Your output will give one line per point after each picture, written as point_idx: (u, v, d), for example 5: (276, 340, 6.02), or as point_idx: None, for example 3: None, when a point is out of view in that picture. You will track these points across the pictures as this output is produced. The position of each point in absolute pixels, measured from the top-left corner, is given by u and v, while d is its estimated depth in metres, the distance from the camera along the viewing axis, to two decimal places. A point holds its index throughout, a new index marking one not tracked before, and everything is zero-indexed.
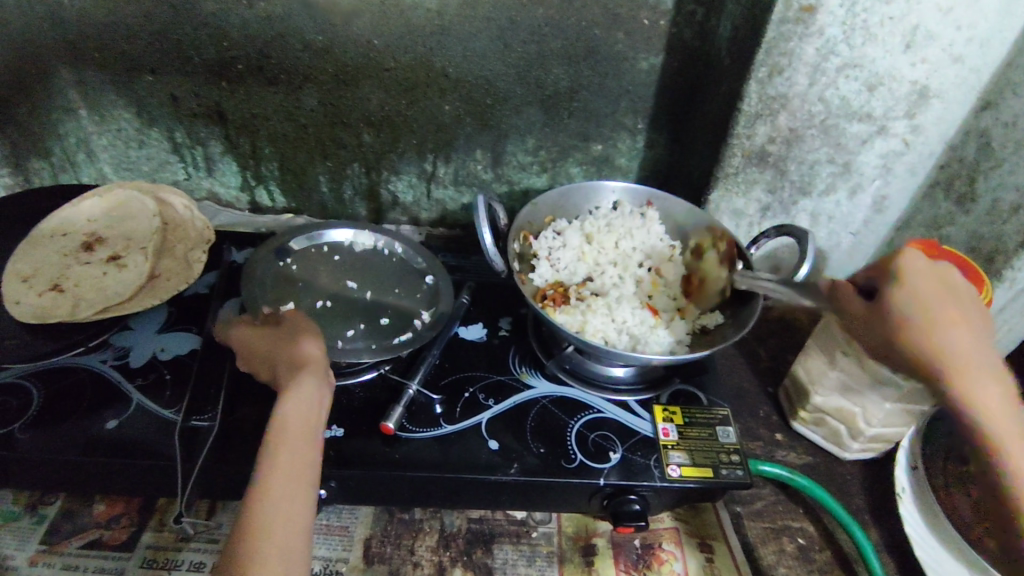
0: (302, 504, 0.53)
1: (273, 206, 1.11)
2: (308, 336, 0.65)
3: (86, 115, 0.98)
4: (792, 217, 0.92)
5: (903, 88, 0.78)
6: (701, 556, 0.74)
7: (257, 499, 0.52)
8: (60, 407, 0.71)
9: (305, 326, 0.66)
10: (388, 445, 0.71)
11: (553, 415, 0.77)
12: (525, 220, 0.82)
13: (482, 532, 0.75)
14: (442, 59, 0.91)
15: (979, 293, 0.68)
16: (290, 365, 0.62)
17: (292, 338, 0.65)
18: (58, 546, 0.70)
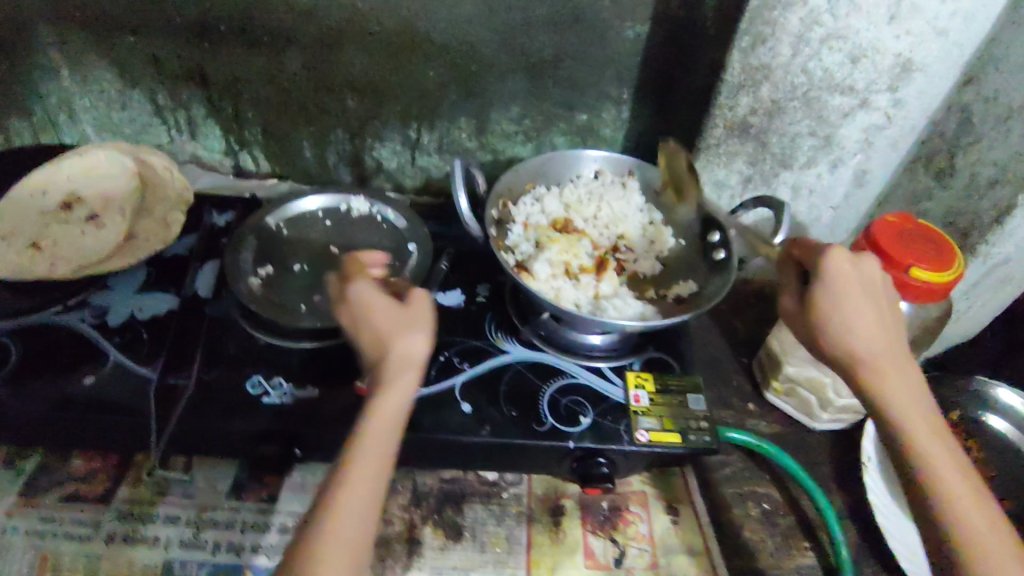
0: (363, 533, 0.52)
1: (257, 170, 1.10)
2: (418, 327, 0.58)
3: (67, 75, 0.97)
4: (773, 189, 0.91)
5: (887, 61, 0.77)
6: (667, 518, 0.78)
7: (323, 529, 0.51)
8: (38, 363, 0.71)
9: (417, 312, 0.59)
10: (362, 406, 0.72)
11: (527, 380, 0.77)
12: (504, 187, 0.83)
13: (453, 492, 0.77)
14: (427, 24, 0.90)
15: (947, 265, 0.70)
16: (387, 368, 0.56)
17: (394, 329, 0.57)
18: (36, 498, 0.72)
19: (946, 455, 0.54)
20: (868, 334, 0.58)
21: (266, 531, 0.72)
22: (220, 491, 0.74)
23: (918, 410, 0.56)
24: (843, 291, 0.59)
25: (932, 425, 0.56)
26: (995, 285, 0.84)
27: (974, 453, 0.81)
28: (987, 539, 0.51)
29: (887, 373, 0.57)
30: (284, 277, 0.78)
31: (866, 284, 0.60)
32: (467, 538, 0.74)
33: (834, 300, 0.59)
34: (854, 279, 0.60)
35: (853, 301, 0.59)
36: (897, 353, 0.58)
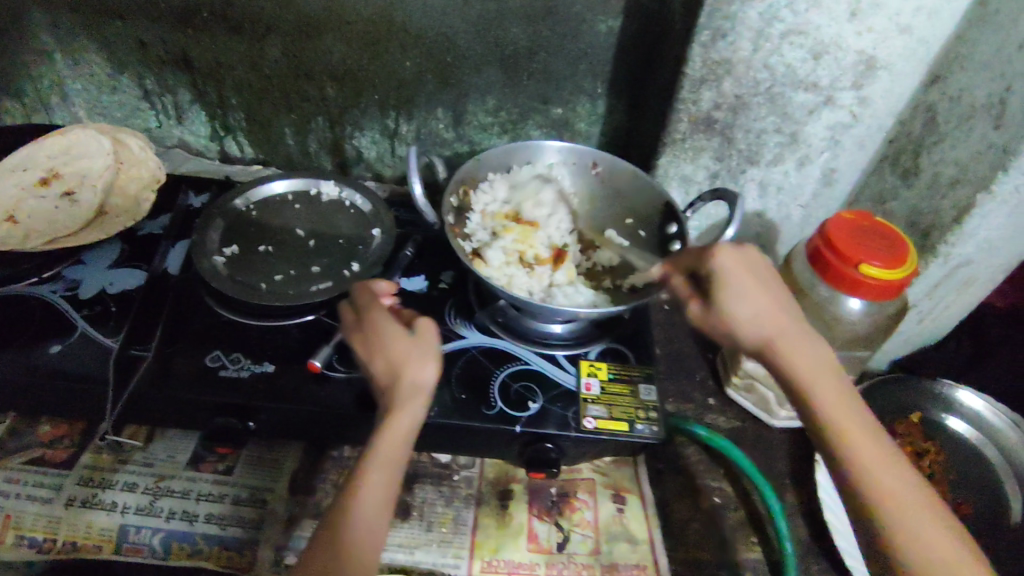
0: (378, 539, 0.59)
1: (242, 155, 1.13)
2: (428, 359, 0.63)
3: (59, 57, 1.00)
4: (741, 185, 0.92)
5: (849, 58, 0.77)
6: (612, 507, 0.77)
7: (348, 535, 0.57)
8: (9, 331, 0.74)
9: (428, 345, 0.65)
10: (316, 383, 0.74)
11: (480, 365, 0.79)
12: (468, 174, 0.84)
13: (405, 472, 0.79)
14: (402, 14, 0.92)
15: (901, 261, 0.70)
16: (398, 392, 0.61)
17: (407, 357, 0.63)
18: (3, 460, 0.75)
19: (861, 431, 0.56)
20: (772, 323, 0.61)
21: (219, 501, 0.74)
22: (178, 461, 0.76)
23: (831, 388, 0.58)
24: (738, 286, 0.62)
25: (848, 404, 0.58)
26: (958, 288, 0.83)
27: (931, 454, 0.81)
28: (903, 508, 0.53)
29: (796, 357, 0.59)
30: (247, 257, 0.81)
31: (754, 274, 0.63)
32: (415, 517, 0.75)
33: (734, 293, 0.62)
34: (749, 273, 0.63)
35: (747, 293, 0.62)
36: (802, 335, 0.60)
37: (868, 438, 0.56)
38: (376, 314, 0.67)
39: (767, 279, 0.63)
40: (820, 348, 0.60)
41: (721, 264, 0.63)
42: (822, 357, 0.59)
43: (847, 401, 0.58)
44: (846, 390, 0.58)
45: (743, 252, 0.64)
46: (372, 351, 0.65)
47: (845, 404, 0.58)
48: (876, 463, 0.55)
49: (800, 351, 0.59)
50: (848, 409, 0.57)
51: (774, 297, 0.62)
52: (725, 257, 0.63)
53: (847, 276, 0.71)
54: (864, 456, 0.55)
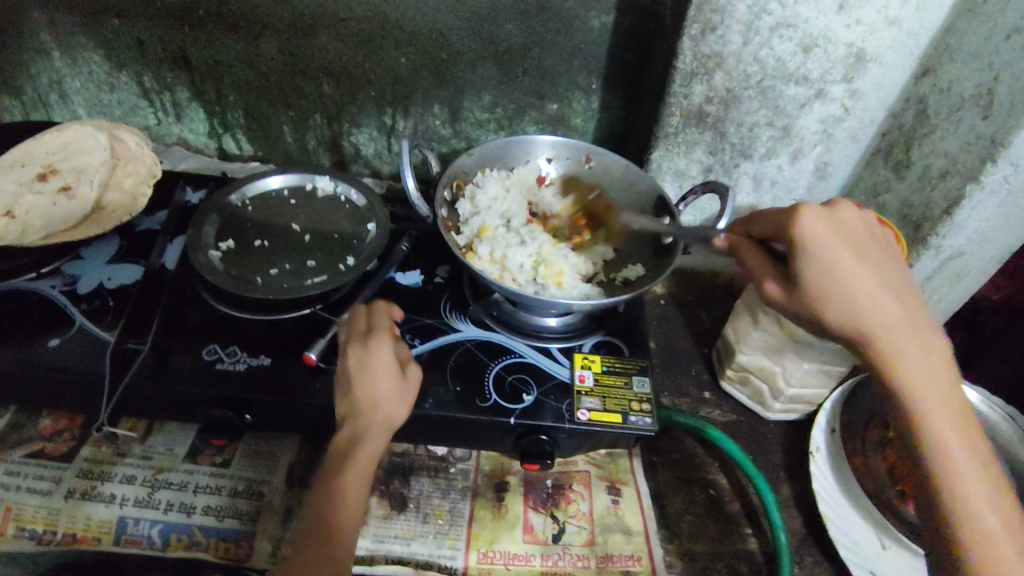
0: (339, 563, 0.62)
1: (241, 153, 1.14)
2: (403, 403, 0.70)
3: (58, 56, 1.01)
4: (734, 179, 0.92)
5: (839, 51, 0.77)
6: (607, 499, 0.77)
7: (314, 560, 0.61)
8: (7, 325, 0.75)
9: (407, 388, 0.71)
10: (313, 377, 0.75)
11: (475, 358, 0.79)
12: (459, 169, 0.84)
13: (402, 465, 0.79)
14: (396, 11, 0.93)
15: None
16: (372, 428, 0.67)
17: (389, 396, 0.69)
18: (3, 453, 0.75)
19: (943, 405, 0.57)
20: (865, 293, 0.60)
21: (217, 493, 0.75)
22: (176, 454, 0.77)
23: (923, 360, 0.58)
24: (834, 256, 0.62)
25: (936, 377, 0.58)
26: (950, 279, 0.84)
27: None
28: (977, 484, 0.54)
29: (885, 328, 0.59)
30: (243, 252, 0.81)
31: (854, 245, 0.62)
32: (411, 509, 0.76)
33: (821, 258, 0.62)
34: (840, 242, 0.63)
35: (845, 262, 0.61)
36: (899, 311, 0.60)
37: (951, 415, 0.57)
38: (372, 342, 0.73)
39: (867, 246, 0.63)
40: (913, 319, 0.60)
41: (809, 227, 0.63)
42: (915, 329, 0.59)
43: (937, 376, 0.58)
44: (937, 365, 0.58)
45: (851, 219, 0.65)
46: (358, 375, 0.70)
47: (932, 377, 0.58)
48: (952, 441, 0.56)
49: (889, 323, 0.59)
50: (936, 383, 0.57)
51: (866, 268, 0.61)
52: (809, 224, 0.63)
53: None
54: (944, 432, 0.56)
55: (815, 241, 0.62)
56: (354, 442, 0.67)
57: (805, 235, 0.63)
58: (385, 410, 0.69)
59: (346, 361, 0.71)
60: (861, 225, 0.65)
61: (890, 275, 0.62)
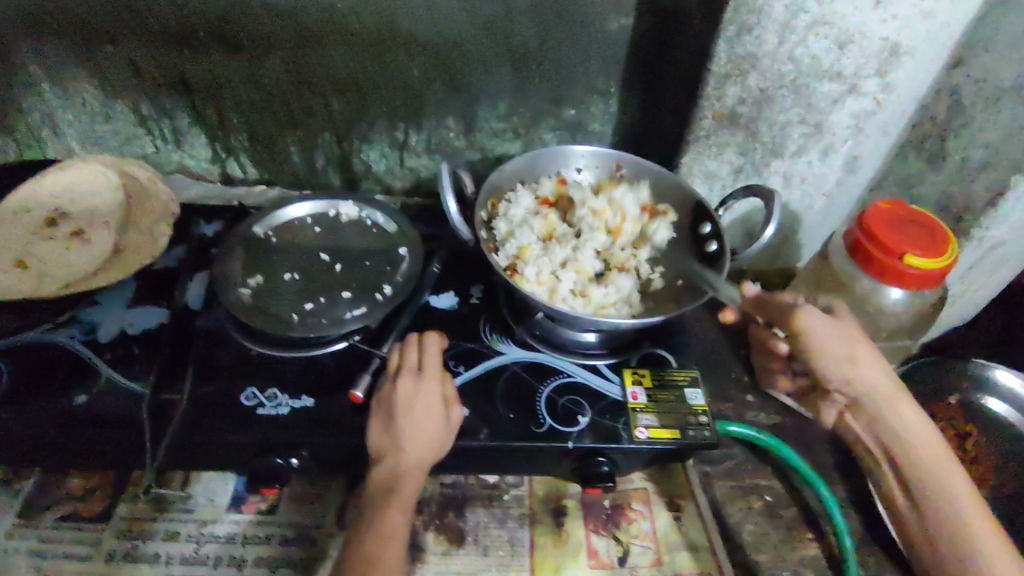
0: None
1: (246, 177, 1.10)
2: (440, 443, 0.67)
3: (48, 88, 0.96)
4: (764, 178, 0.91)
5: (874, 46, 0.76)
6: (670, 515, 0.76)
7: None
8: (29, 382, 0.71)
9: (446, 427, 0.68)
10: (359, 414, 0.72)
11: (523, 380, 0.77)
12: (493, 187, 0.85)
13: (455, 496, 0.77)
14: (409, 22, 0.89)
15: (943, 249, 0.69)
16: (405, 470, 0.65)
17: (427, 435, 0.66)
18: (35, 519, 0.71)
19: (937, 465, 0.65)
20: (842, 365, 0.68)
21: (267, 543, 0.71)
22: (218, 504, 0.74)
23: (926, 440, 0.66)
24: (846, 355, 0.68)
25: (936, 460, 0.65)
26: (992, 266, 0.85)
27: (975, 436, 0.81)
28: (959, 506, 0.63)
29: (881, 400, 0.68)
30: (275, 287, 0.79)
31: (846, 335, 0.68)
32: (470, 542, 0.74)
33: (828, 338, 0.68)
34: (834, 337, 0.67)
35: (840, 352, 0.68)
36: (884, 383, 0.67)
37: (965, 485, 0.64)
38: (413, 379, 0.70)
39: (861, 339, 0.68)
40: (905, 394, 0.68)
41: (807, 323, 0.68)
42: (907, 403, 0.67)
43: (936, 451, 0.66)
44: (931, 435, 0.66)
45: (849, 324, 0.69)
46: (403, 409, 0.68)
47: (934, 443, 0.66)
48: (952, 498, 0.63)
49: (887, 400, 0.67)
50: (938, 459, 0.65)
51: (864, 351, 0.67)
52: (810, 314, 0.68)
53: (890, 266, 0.70)
54: (940, 481, 0.64)
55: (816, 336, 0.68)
56: (394, 482, 0.65)
57: (805, 328, 0.68)
58: (422, 451, 0.66)
59: (393, 391, 0.69)
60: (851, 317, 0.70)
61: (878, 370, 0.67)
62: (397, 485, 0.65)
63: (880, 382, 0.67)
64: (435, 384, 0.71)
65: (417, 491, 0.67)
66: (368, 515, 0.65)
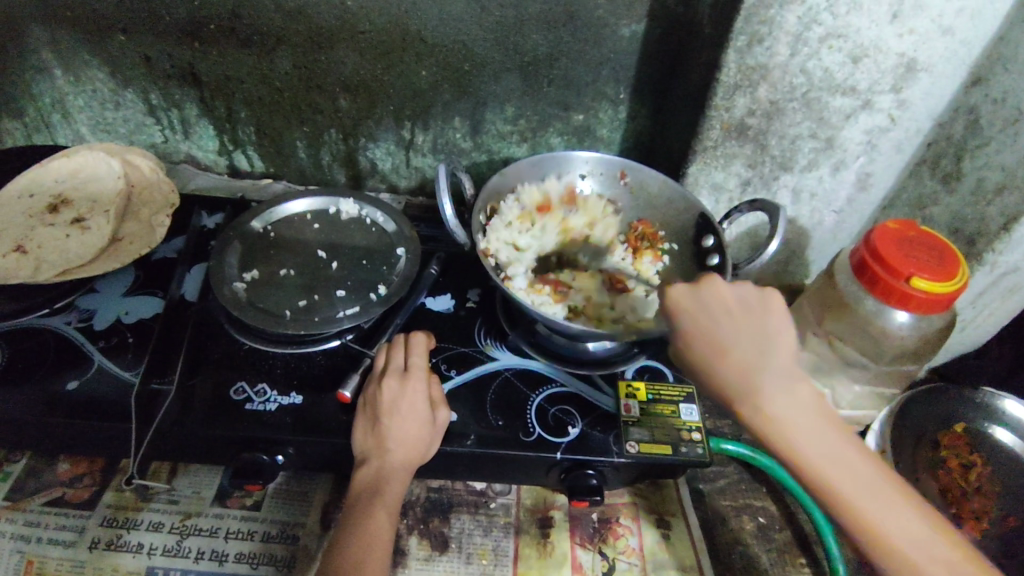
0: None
1: (252, 170, 1.10)
2: (427, 445, 0.67)
3: (61, 75, 0.97)
4: (772, 192, 0.89)
5: (889, 61, 0.74)
6: (658, 532, 0.75)
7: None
8: (22, 366, 0.71)
9: (433, 429, 0.68)
10: (346, 413, 0.71)
11: (514, 388, 0.76)
12: (493, 190, 0.83)
13: (440, 501, 0.76)
14: (418, 22, 0.88)
15: (952, 273, 0.67)
16: (391, 470, 0.65)
17: (414, 436, 0.66)
18: (22, 502, 0.72)
19: (841, 468, 0.51)
20: (735, 365, 0.55)
21: (249, 539, 0.71)
22: (204, 497, 0.74)
23: (833, 443, 0.52)
24: (717, 347, 0.56)
25: (820, 437, 0.52)
26: (1004, 293, 0.82)
27: (979, 467, 0.79)
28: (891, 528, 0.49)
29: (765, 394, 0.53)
30: (270, 282, 0.79)
31: (711, 308, 0.59)
32: (453, 549, 0.73)
33: (701, 339, 0.57)
34: (704, 320, 0.58)
35: (724, 342, 0.56)
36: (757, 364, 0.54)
37: (850, 458, 0.51)
38: (402, 379, 0.70)
39: (738, 313, 0.58)
40: (770, 364, 0.54)
41: (683, 306, 0.60)
42: (765, 382, 0.53)
43: (853, 460, 0.51)
44: (813, 436, 0.52)
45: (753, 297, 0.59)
46: (389, 411, 0.67)
47: (826, 451, 0.51)
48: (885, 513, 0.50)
49: (765, 390, 0.53)
50: (849, 464, 0.51)
51: (725, 342, 0.56)
52: (683, 295, 0.60)
53: (895, 289, 0.68)
54: (842, 493, 0.50)
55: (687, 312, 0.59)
56: (377, 485, 0.64)
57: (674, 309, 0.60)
58: (409, 452, 0.65)
59: (379, 392, 0.69)
60: (733, 288, 0.60)
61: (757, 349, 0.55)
62: (381, 486, 0.64)
63: (755, 366, 0.54)
64: (424, 385, 0.70)
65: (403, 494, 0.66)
66: (350, 516, 0.63)
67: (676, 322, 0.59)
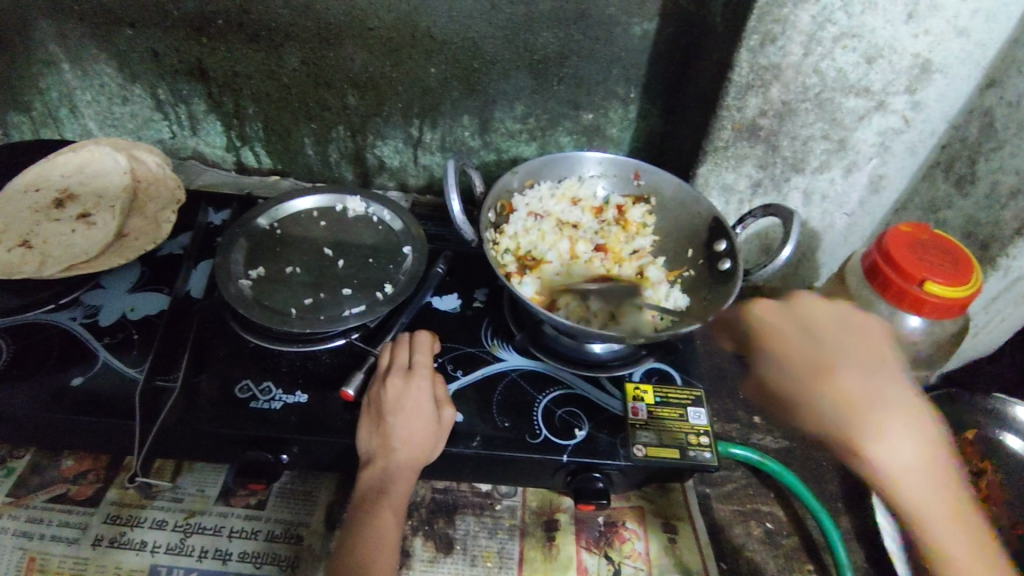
0: None
1: (259, 167, 1.09)
2: (431, 445, 0.66)
3: (68, 69, 0.97)
4: (784, 194, 0.88)
5: (904, 61, 0.73)
6: (664, 537, 0.74)
7: None
8: (27, 361, 0.71)
9: (439, 430, 0.67)
10: (351, 412, 0.71)
11: (520, 389, 0.75)
12: (503, 188, 0.83)
13: (445, 502, 0.76)
14: (428, 19, 0.87)
15: (965, 278, 0.66)
16: (393, 471, 0.64)
17: (418, 437, 0.65)
18: (25, 499, 0.71)
19: (929, 497, 0.52)
20: (853, 379, 0.56)
21: (253, 538, 0.70)
22: (208, 496, 0.73)
23: (913, 459, 0.52)
24: (782, 336, 0.63)
25: (943, 487, 0.52)
26: (1018, 300, 0.81)
27: (990, 475, 0.78)
28: (952, 534, 0.52)
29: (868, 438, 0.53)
30: (275, 280, 0.78)
31: (805, 329, 0.62)
32: (458, 551, 0.72)
33: (835, 329, 0.60)
34: (790, 326, 0.63)
35: (790, 347, 0.61)
36: (866, 392, 0.55)
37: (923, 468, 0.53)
38: (405, 378, 0.69)
39: (835, 339, 0.59)
40: (885, 386, 0.55)
41: (767, 324, 0.65)
42: (896, 416, 0.53)
43: (934, 461, 0.52)
44: (933, 457, 0.52)
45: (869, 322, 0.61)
46: (393, 408, 0.67)
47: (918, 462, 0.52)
48: (936, 514, 0.52)
49: (873, 400, 0.54)
50: (933, 477, 0.52)
51: (848, 357, 0.57)
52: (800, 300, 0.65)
53: (908, 294, 0.67)
54: (940, 535, 0.52)
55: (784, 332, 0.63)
56: (382, 486, 0.63)
57: (807, 328, 0.62)
58: (412, 455, 0.64)
59: (383, 390, 0.68)
60: (827, 307, 0.63)
61: (855, 364, 0.57)
62: (383, 489, 0.63)
63: (875, 390, 0.55)
64: (428, 384, 0.70)
65: (409, 495, 0.65)
66: (353, 519, 0.63)
67: (765, 333, 0.64)
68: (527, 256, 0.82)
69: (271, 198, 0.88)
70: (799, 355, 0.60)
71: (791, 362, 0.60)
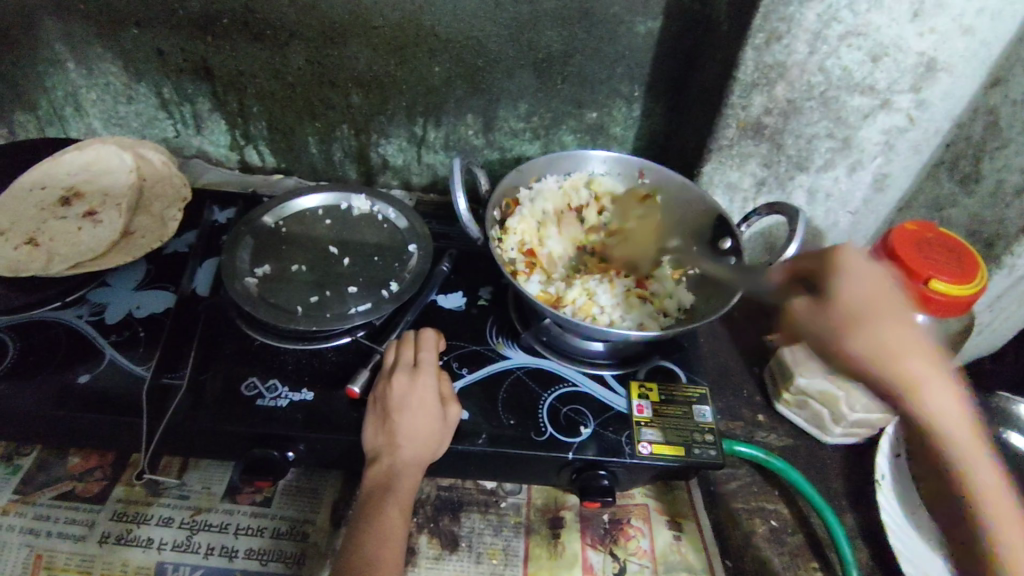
0: None
1: (263, 165, 1.09)
2: (437, 442, 0.66)
3: (73, 68, 0.97)
4: (788, 192, 0.88)
5: (909, 60, 0.73)
6: (669, 534, 0.74)
7: None
8: (34, 358, 0.71)
9: (444, 427, 0.67)
10: (357, 409, 0.71)
11: (526, 387, 0.76)
12: (509, 186, 0.83)
13: (451, 500, 0.76)
14: (432, 17, 0.88)
15: (969, 276, 0.66)
16: (400, 468, 0.64)
17: (424, 434, 0.65)
18: (32, 496, 0.71)
19: (980, 456, 0.58)
20: (889, 333, 0.63)
21: (259, 535, 0.71)
22: (214, 493, 0.73)
23: (955, 411, 0.60)
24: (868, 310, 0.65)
25: (970, 442, 0.58)
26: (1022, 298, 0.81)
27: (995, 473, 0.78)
28: (995, 485, 0.57)
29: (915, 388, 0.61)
30: (281, 278, 0.78)
31: (868, 282, 0.67)
32: (463, 548, 0.72)
33: (862, 291, 0.67)
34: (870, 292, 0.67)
35: (869, 316, 0.65)
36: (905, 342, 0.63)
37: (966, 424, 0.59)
38: (410, 376, 0.69)
39: (866, 290, 0.67)
40: (927, 349, 0.63)
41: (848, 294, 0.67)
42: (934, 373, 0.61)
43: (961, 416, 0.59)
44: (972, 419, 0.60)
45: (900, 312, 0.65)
46: (399, 406, 0.67)
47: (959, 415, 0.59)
48: (980, 466, 0.57)
49: (908, 352, 0.62)
50: (971, 433, 0.59)
51: (901, 315, 0.64)
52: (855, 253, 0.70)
53: (912, 290, 0.66)
54: (992, 495, 0.57)
55: (851, 276, 0.68)
56: (389, 483, 0.64)
57: (852, 288, 0.68)
58: (418, 452, 0.65)
59: (388, 388, 0.68)
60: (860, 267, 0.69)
61: (902, 325, 0.64)
62: (390, 486, 0.63)
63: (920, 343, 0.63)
64: (433, 381, 0.70)
65: (416, 491, 0.65)
66: (361, 516, 0.63)
67: (846, 302, 0.67)
68: (532, 247, 0.81)
69: (276, 197, 0.88)
70: (845, 295, 0.68)
71: (857, 301, 0.67)
